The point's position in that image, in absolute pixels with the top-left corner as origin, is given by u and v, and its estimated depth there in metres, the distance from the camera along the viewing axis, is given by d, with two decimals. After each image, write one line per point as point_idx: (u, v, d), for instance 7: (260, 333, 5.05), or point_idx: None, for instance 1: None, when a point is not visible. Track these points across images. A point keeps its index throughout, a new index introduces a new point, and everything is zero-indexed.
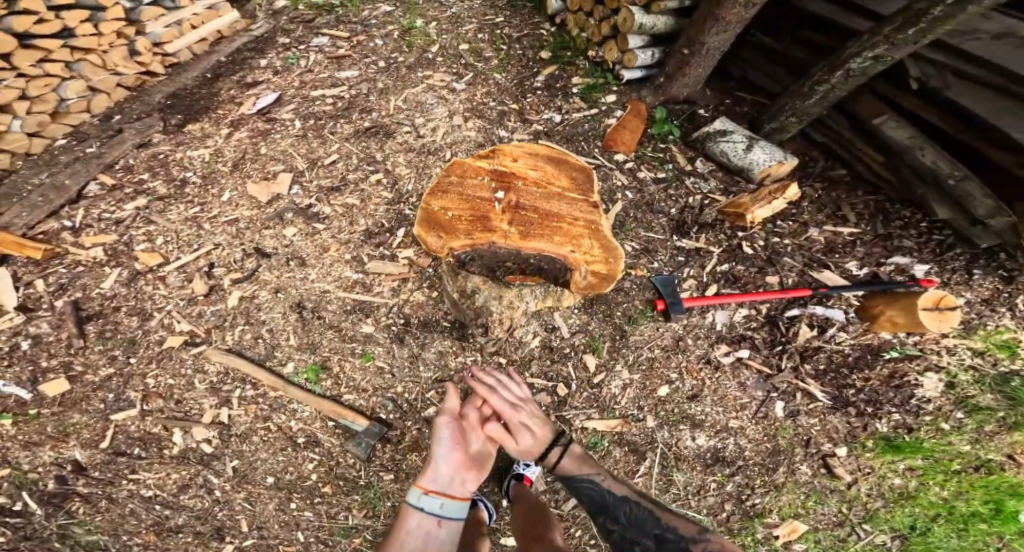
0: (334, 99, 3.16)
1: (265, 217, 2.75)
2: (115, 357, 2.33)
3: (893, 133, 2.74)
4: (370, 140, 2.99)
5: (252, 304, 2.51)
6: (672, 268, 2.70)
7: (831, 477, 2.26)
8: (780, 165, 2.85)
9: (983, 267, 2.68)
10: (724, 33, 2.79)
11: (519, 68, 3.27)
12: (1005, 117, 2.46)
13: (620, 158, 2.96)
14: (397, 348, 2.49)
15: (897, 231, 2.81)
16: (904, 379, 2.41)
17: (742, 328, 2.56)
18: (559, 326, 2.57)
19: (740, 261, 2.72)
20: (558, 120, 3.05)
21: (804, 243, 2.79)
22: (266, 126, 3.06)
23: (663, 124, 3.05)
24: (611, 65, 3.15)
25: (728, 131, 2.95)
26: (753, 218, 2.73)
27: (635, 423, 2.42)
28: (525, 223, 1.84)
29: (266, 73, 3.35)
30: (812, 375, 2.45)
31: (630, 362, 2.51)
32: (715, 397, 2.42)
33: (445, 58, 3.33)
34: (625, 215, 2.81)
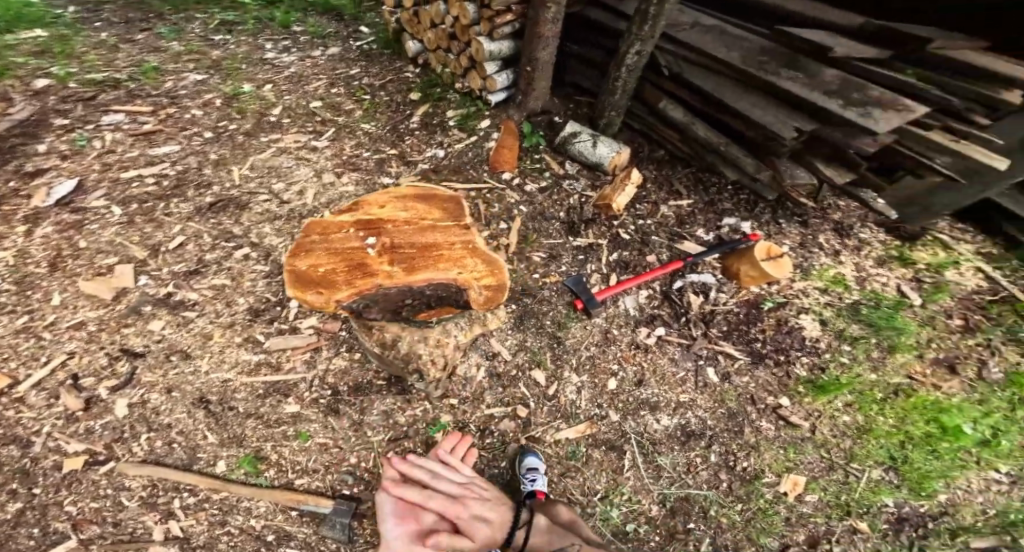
0: (155, 178, 3.10)
1: (118, 315, 2.57)
2: (15, 491, 2.09)
3: (675, 113, 3.20)
4: (220, 216, 2.95)
5: (149, 409, 2.34)
6: (577, 268, 2.91)
7: (792, 427, 2.59)
8: (620, 155, 3.17)
9: (785, 216, 3.32)
10: (548, 48, 3.03)
11: (390, 114, 3.40)
12: (728, 88, 2.96)
13: (507, 176, 3.14)
14: (334, 420, 2.41)
15: (718, 198, 3.31)
16: (788, 324, 2.88)
17: (649, 308, 2.86)
18: (501, 353, 2.67)
19: (624, 247, 3.02)
20: (442, 155, 3.18)
21: (660, 219, 3.15)
22: (74, 217, 2.90)
23: (531, 136, 3.27)
24: (479, 92, 3.33)
25: (577, 132, 3.22)
26: (618, 207, 3.05)
27: (600, 422, 2.57)
28: (407, 257, 1.88)
29: (49, 158, 3.16)
30: (722, 336, 2.82)
31: (575, 366, 2.67)
32: (657, 377, 2.67)
33: (295, 119, 3.40)
34: (525, 228, 2.99)
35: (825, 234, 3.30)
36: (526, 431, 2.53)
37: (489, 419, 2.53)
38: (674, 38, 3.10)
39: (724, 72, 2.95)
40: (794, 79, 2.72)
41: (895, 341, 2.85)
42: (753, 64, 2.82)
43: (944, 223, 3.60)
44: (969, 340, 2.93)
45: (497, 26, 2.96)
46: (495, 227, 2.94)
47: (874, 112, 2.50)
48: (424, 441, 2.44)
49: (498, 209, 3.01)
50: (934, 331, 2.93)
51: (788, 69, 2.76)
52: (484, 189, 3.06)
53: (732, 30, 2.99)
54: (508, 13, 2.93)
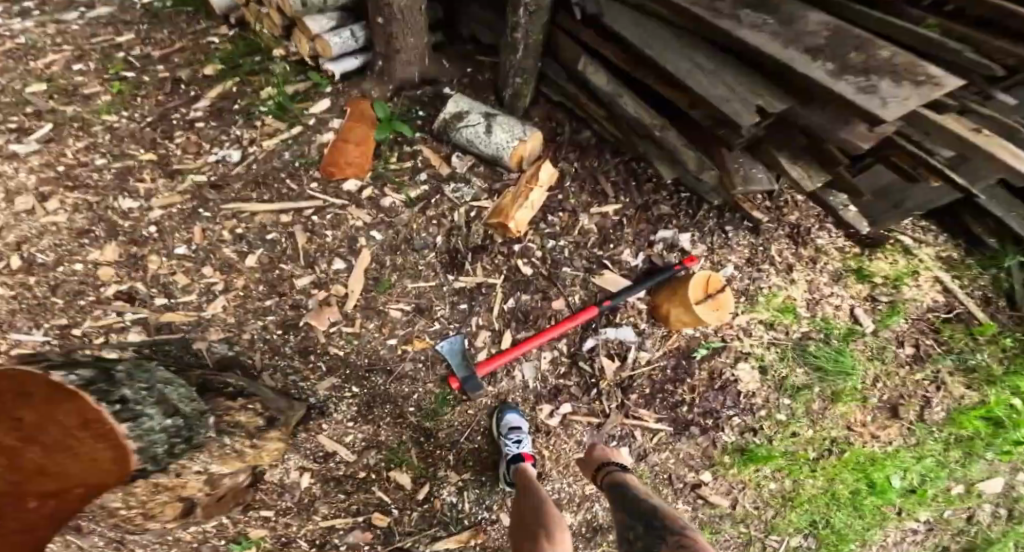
0: None
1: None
2: None
3: (594, 79, 2.09)
4: None
5: None
6: (457, 325, 2.07)
7: (711, 506, 2.37)
8: (525, 143, 2.19)
9: (732, 222, 2.46)
10: None
11: (161, 97, 2.21)
12: (660, 38, 1.79)
13: (354, 185, 2.11)
14: (82, 540, 1.84)
15: (652, 197, 2.41)
16: (723, 379, 2.34)
17: (553, 379, 2.18)
18: (339, 449, 1.95)
19: (526, 287, 2.18)
20: (236, 160, 2.09)
21: (578, 239, 2.29)
22: None
23: (392, 121, 2.21)
24: (311, 60, 2.27)
25: (462, 110, 2.21)
26: (519, 226, 2.14)
27: (490, 527, 2.10)
28: None
29: None
30: (641, 404, 2.27)
31: (453, 464, 2.05)
32: (560, 467, 2.20)
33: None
34: (380, 267, 2.03)
35: (779, 244, 2.50)
36: (389, 543, 2.01)
37: (329, 530, 1.97)
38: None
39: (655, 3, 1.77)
40: (761, 25, 1.51)
41: (838, 387, 2.44)
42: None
43: (910, 220, 2.75)
44: (918, 373, 2.53)
45: None
46: (329, 267, 1.98)
47: (877, 85, 1.35)
48: None
49: (334, 239, 2.01)
50: (882, 366, 2.50)
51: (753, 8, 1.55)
52: (308, 209, 2.03)
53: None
54: None
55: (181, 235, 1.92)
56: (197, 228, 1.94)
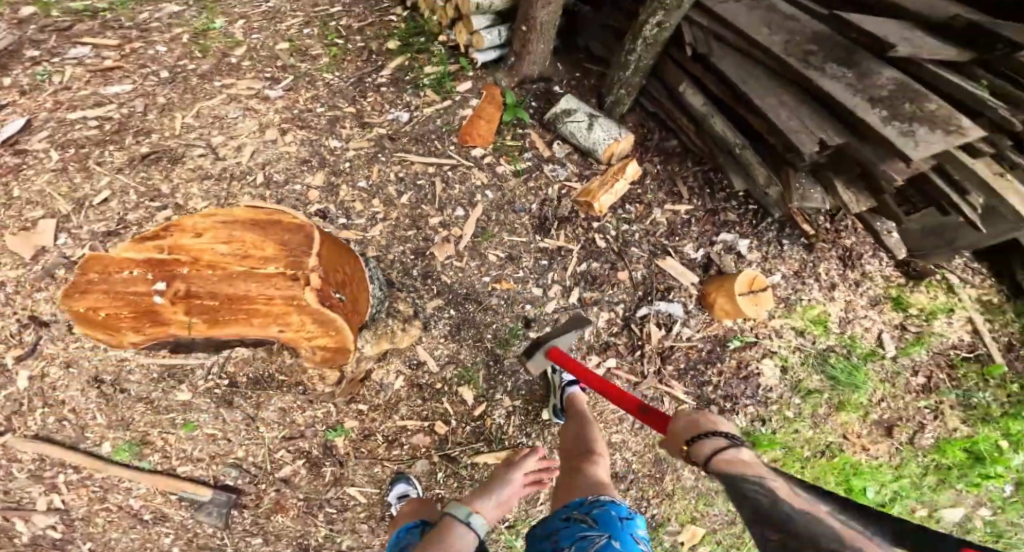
0: (99, 121, 2.40)
1: (34, 277, 2.10)
2: None
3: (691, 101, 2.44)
4: (151, 169, 2.31)
5: (46, 384, 2.06)
6: (537, 276, 2.52)
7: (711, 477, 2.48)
8: (618, 143, 2.63)
9: (791, 237, 2.73)
10: (551, 4, 2.47)
11: (359, 64, 2.75)
12: (756, 78, 2.15)
13: (479, 152, 2.65)
14: (226, 412, 2.17)
15: (723, 204, 2.73)
16: (749, 369, 2.53)
17: (604, 335, 2.48)
18: (427, 362, 2.35)
19: (597, 256, 2.58)
20: (405, 120, 2.64)
21: (649, 227, 2.64)
22: (12, 162, 2.27)
23: (515, 109, 2.73)
24: (465, 47, 2.80)
25: (572, 109, 2.66)
26: (601, 208, 2.57)
27: (523, 453, 2.35)
28: (205, 312, 1.40)
29: (7, 94, 2.42)
30: (675, 376, 2.49)
31: (510, 389, 2.38)
32: (595, 412, 2.40)
33: (256, 62, 2.68)
34: (486, 220, 2.54)
35: (830, 262, 2.75)
36: (440, 450, 2.32)
37: (400, 430, 2.30)
38: (705, 8, 2.28)
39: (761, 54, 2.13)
40: (840, 78, 1.90)
41: (846, 397, 2.61)
42: (796, 54, 2.00)
43: (961, 260, 3.03)
44: (921, 400, 2.68)
45: None
46: (451, 212, 2.53)
47: (917, 135, 1.74)
48: (320, 443, 2.24)
49: (458, 191, 2.55)
50: (891, 389, 2.66)
51: (838, 65, 1.94)
52: (446, 165, 2.59)
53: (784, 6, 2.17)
54: None
55: (363, 171, 2.48)
56: (375, 168, 2.50)
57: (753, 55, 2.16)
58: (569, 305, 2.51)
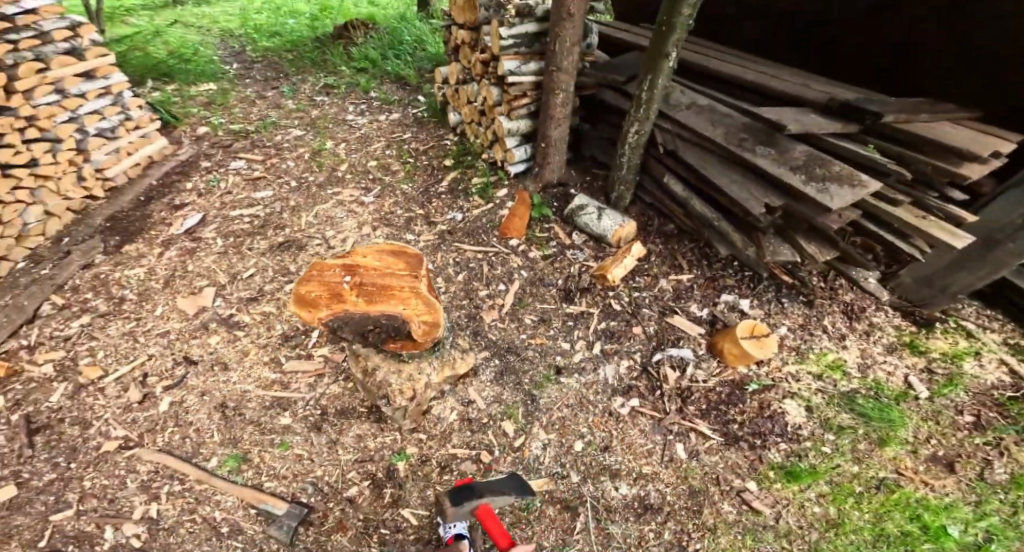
0: (251, 218, 3.56)
1: (191, 328, 3.01)
2: (58, 464, 2.46)
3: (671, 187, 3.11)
4: (284, 254, 3.34)
5: (182, 407, 2.70)
6: (564, 334, 2.92)
7: (754, 513, 2.34)
8: (623, 229, 3.21)
9: (790, 296, 3.15)
10: (561, 126, 3.34)
11: (425, 177, 3.80)
12: (712, 164, 2.85)
13: (514, 242, 3.35)
14: (315, 435, 2.66)
15: (720, 272, 3.15)
16: (772, 409, 2.67)
17: (627, 379, 2.76)
18: (475, 400, 2.74)
19: (614, 316, 2.97)
20: (460, 219, 3.50)
21: (658, 292, 3.06)
22: (192, 245, 3.42)
23: (541, 207, 3.48)
24: (501, 162, 3.71)
25: (584, 205, 3.34)
26: (613, 278, 3.06)
27: (561, 480, 2.49)
28: (370, 292, 2.01)
29: (191, 195, 3.75)
30: (698, 414, 2.67)
31: (545, 423, 2.66)
32: (623, 445, 2.58)
33: (354, 174, 3.83)
34: (522, 292, 3.10)
35: (833, 316, 3.09)
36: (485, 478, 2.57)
37: (451, 457, 2.61)
38: (669, 116, 3.06)
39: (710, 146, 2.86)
40: (767, 156, 2.59)
41: (884, 433, 2.60)
42: (734, 142, 2.71)
43: (970, 310, 3.37)
44: (976, 438, 2.63)
45: (514, 105, 3.39)
46: (494, 286, 3.13)
47: (832, 189, 2.36)
48: (387, 467, 2.58)
49: (500, 271, 3.20)
50: (937, 426, 2.66)
51: (764, 147, 2.63)
52: (490, 252, 3.31)
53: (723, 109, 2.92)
54: (524, 96, 3.38)
55: (430, 256, 3.28)
56: (438, 254, 3.29)
57: (706, 147, 2.89)
58: (593, 355, 2.84)
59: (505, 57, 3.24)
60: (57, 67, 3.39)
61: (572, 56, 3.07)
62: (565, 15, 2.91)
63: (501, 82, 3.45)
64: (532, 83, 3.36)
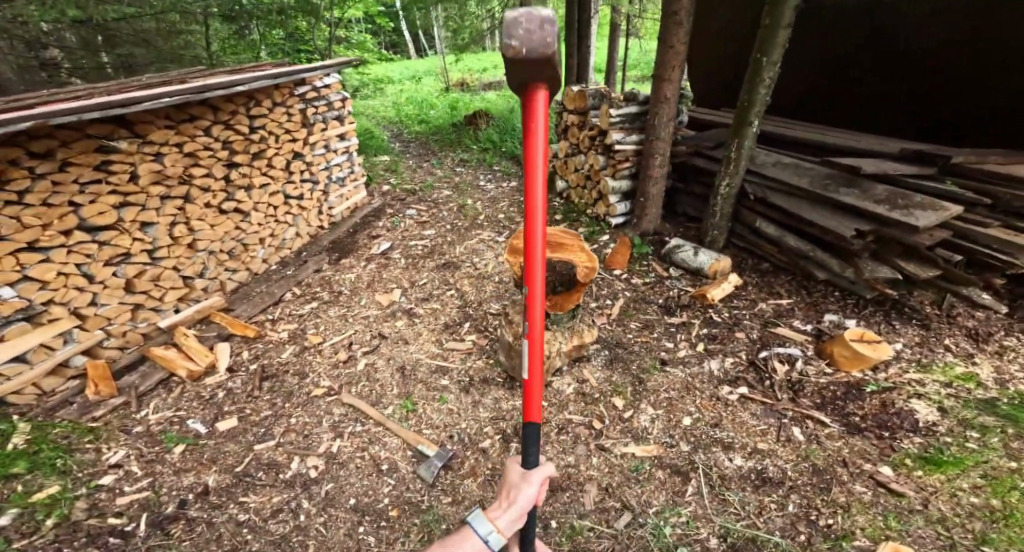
0: (423, 245, 4.54)
1: (386, 314, 3.82)
2: (274, 403, 3.18)
3: (767, 228, 3.90)
4: (447, 272, 4.21)
5: (373, 368, 3.40)
6: (667, 335, 3.54)
7: (895, 496, 2.57)
8: (720, 262, 3.88)
9: (901, 319, 3.55)
10: (658, 184, 4.20)
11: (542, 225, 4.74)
12: (801, 204, 3.71)
13: (618, 272, 4.11)
14: (465, 396, 3.25)
15: (821, 301, 3.64)
16: (896, 407, 2.98)
17: (733, 372, 3.27)
18: (590, 379, 3.34)
19: (714, 324, 3.56)
20: None
21: (757, 311, 3.62)
22: (384, 261, 4.37)
23: (642, 246, 4.27)
24: (603, 216, 4.55)
25: (682, 244, 4.11)
26: (712, 297, 3.67)
27: (671, 448, 2.96)
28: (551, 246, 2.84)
29: (384, 231, 4.80)
30: (814, 406, 3.04)
31: (653, 401, 3.19)
32: (735, 425, 3.01)
33: (491, 222, 4.81)
34: (627, 306, 3.79)
35: (955, 337, 3.42)
36: (598, 441, 3.04)
37: (568, 422, 3.14)
38: (759, 174, 4.04)
39: (797, 191, 3.76)
40: (852, 194, 3.48)
41: None
42: (820, 187, 3.64)
43: None
44: None
45: (618, 167, 4.35)
46: (602, 301, 3.85)
47: (918, 213, 3.15)
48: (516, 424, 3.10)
49: (606, 291, 3.93)
50: None
51: (848, 189, 3.53)
52: (599, 276, 4.07)
53: (806, 168, 3.88)
54: (626, 161, 4.34)
55: None
56: None
57: (794, 193, 3.79)
58: (697, 352, 3.41)
59: (613, 130, 4.28)
60: (329, 128, 4.90)
61: (668, 128, 4.04)
62: (662, 99, 3.97)
63: (606, 152, 4.45)
64: (633, 151, 4.32)
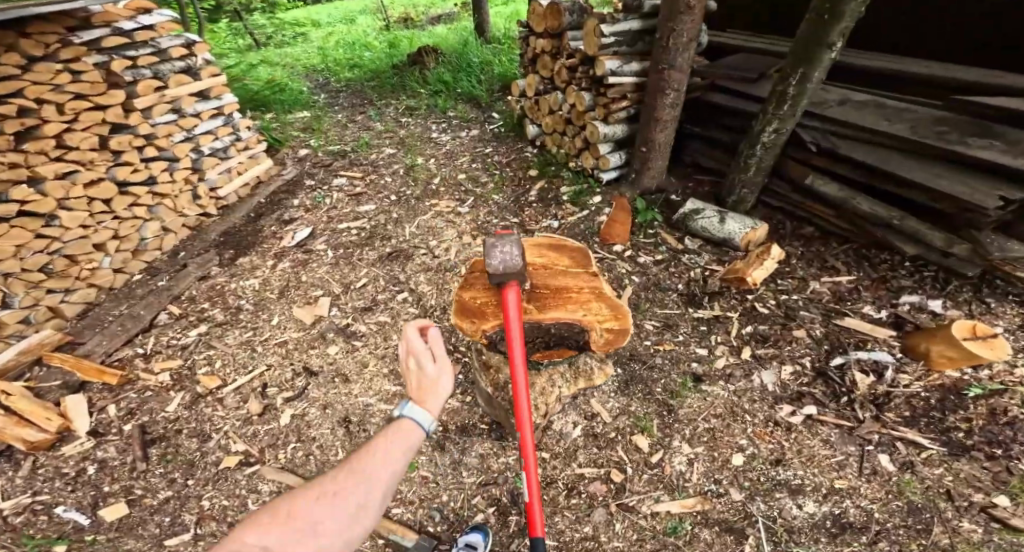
0: (357, 230, 3.57)
1: (309, 337, 2.94)
2: (173, 480, 2.34)
3: (826, 189, 2.96)
4: (393, 265, 3.28)
5: (304, 421, 2.56)
6: (698, 338, 2.77)
7: (1013, 532, 1.85)
8: (755, 232, 3.08)
9: (995, 294, 2.64)
10: (666, 130, 3.27)
11: (517, 187, 3.71)
12: (893, 159, 2.74)
13: (619, 248, 3.26)
14: (439, 455, 2.54)
15: (890, 274, 2.84)
16: (1011, 416, 2.16)
17: (795, 386, 2.48)
18: (599, 415, 2.60)
19: (763, 320, 2.77)
20: (556, 226, 3.39)
21: (811, 295, 2.83)
22: (304, 256, 3.43)
23: (646, 211, 3.40)
24: (591, 171, 3.62)
25: (700, 208, 3.26)
26: (754, 281, 2.85)
27: (716, 499, 2.22)
28: (541, 298, 2.01)
29: (298, 210, 3.83)
30: (901, 423, 2.24)
31: (688, 437, 2.43)
32: (802, 459, 2.24)
33: (448, 187, 3.81)
34: (637, 296, 3.00)
35: None
36: (619, 499, 2.31)
37: (579, 478, 2.41)
38: (819, 116, 3.06)
39: (886, 141, 2.78)
40: (982, 144, 2.50)
41: None
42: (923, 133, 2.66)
43: None
44: None
45: (611, 108, 3.35)
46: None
47: None
48: (512, 493, 2.42)
49: (609, 277, 3.09)
50: None
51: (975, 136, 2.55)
52: (598, 257, 3.20)
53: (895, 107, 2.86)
54: (622, 99, 3.34)
55: None
56: None
57: (876, 143, 2.83)
58: (743, 361, 2.63)
59: (604, 56, 3.19)
60: (172, 84, 3.56)
61: (688, 54, 2.98)
62: (683, 9, 2.83)
63: (594, 87, 3.41)
64: (634, 84, 3.31)
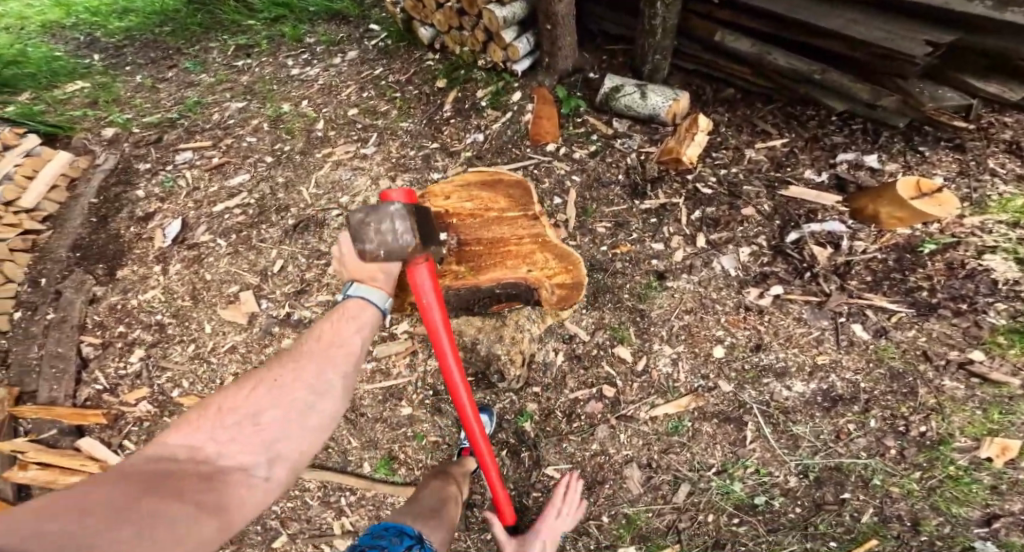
0: (241, 209, 3.18)
1: (257, 336, 2.73)
2: None
3: (737, 45, 2.84)
4: (305, 237, 2.97)
5: None
6: (651, 234, 2.70)
7: (992, 385, 2.07)
8: (678, 103, 2.88)
9: (927, 142, 2.66)
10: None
11: (423, 107, 3.31)
12: (807, 7, 2.65)
13: (552, 146, 2.99)
14: (440, 418, 2.69)
15: (820, 131, 2.80)
16: (966, 268, 2.30)
17: (756, 267, 2.53)
18: (577, 332, 2.58)
19: (709, 202, 2.72)
20: (482, 139, 3.08)
21: (749, 165, 2.77)
22: (193, 252, 3.07)
23: (569, 99, 3.08)
24: (502, 65, 3.20)
25: (619, 85, 2.98)
26: (689, 159, 2.77)
27: (707, 393, 2.32)
28: (474, 260, 2.08)
29: (151, 202, 3.37)
30: (865, 288, 2.37)
31: (666, 337, 2.47)
32: (780, 339, 2.35)
33: (337, 129, 3.36)
34: (582, 200, 2.83)
35: (996, 157, 2.54)
36: (616, 412, 2.39)
37: (574, 402, 2.46)
38: None
39: None
40: None
41: None
42: None
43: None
44: None
45: None
46: (550, 203, 2.85)
47: None
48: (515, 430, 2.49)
49: (548, 185, 2.88)
50: None
51: None
52: (530, 165, 2.95)
53: None
54: None
55: None
56: None
57: None
58: (700, 250, 2.62)
59: None
60: None
61: None
62: None
63: None
64: None
